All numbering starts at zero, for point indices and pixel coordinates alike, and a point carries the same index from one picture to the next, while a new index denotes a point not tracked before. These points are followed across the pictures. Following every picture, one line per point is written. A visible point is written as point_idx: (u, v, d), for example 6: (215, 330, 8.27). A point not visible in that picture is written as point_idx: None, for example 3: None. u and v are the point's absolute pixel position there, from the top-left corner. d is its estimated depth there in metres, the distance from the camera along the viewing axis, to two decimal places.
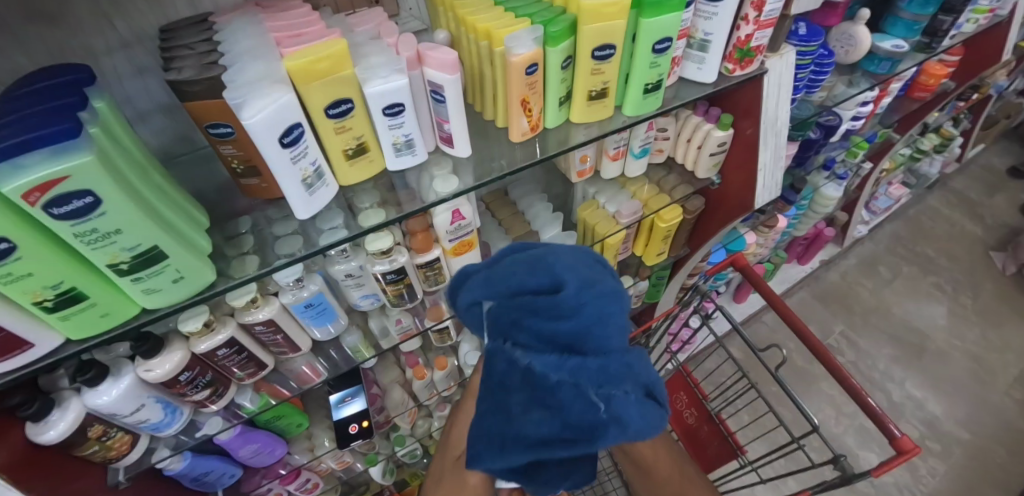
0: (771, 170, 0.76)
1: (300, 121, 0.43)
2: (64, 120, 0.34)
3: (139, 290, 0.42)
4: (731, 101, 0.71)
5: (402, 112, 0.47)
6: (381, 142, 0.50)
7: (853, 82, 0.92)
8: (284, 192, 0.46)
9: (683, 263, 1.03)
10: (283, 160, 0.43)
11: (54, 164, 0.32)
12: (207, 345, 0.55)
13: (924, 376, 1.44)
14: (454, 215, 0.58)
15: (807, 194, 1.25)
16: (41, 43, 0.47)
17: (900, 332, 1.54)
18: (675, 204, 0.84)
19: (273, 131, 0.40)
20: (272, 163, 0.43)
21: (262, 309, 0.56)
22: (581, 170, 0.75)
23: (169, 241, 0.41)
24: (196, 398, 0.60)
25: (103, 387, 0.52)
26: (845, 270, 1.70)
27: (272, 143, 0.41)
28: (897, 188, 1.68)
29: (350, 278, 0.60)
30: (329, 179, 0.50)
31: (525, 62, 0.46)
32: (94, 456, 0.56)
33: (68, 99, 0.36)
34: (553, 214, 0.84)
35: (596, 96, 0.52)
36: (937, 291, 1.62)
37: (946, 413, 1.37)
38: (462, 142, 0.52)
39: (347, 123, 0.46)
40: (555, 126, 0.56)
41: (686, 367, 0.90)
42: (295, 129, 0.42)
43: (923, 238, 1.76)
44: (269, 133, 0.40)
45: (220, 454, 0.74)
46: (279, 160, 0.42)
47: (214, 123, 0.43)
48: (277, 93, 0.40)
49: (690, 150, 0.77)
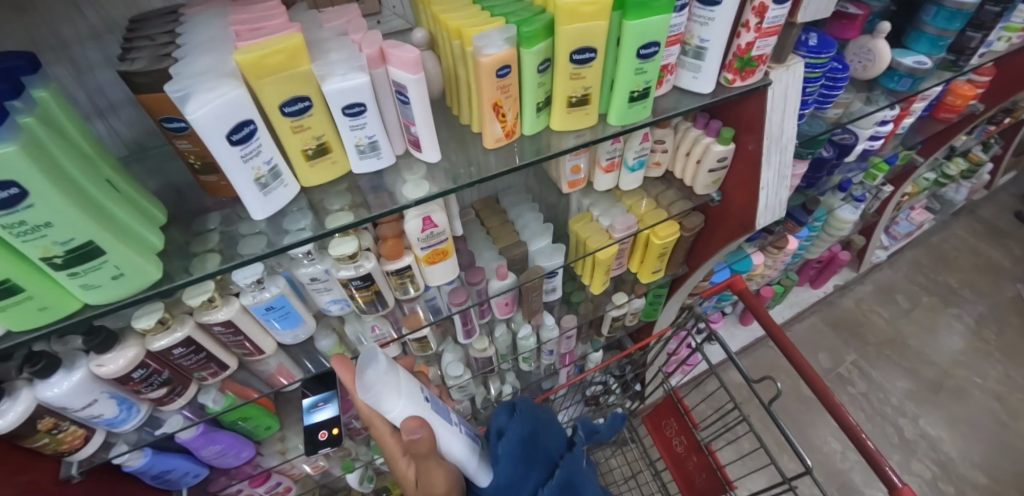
0: (774, 189, 0.71)
1: (253, 118, 0.40)
2: None
3: (76, 285, 0.40)
4: (732, 114, 0.67)
5: (363, 112, 0.45)
6: (344, 142, 0.48)
7: (871, 100, 0.86)
8: (238, 190, 0.44)
9: (682, 282, 0.98)
10: (233, 157, 0.41)
11: None
12: (164, 342, 0.53)
13: (941, 414, 1.36)
14: (425, 222, 0.56)
15: (820, 215, 1.19)
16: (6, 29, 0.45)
17: (916, 365, 1.45)
18: (672, 220, 0.79)
19: (220, 127, 0.38)
20: (221, 161, 0.41)
21: (221, 309, 0.54)
22: (573, 180, 0.71)
23: (109, 237, 0.39)
24: (152, 396, 0.58)
25: (54, 379, 0.50)
26: (861, 297, 1.62)
27: (219, 140, 0.39)
28: (920, 214, 1.60)
29: (316, 283, 0.58)
30: (287, 179, 0.48)
31: (496, 63, 0.43)
32: (44, 449, 0.54)
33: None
34: (543, 225, 0.80)
35: (576, 102, 0.49)
36: (958, 324, 1.53)
37: (961, 455, 1.29)
38: (429, 145, 0.50)
39: (306, 122, 0.44)
40: (533, 133, 0.53)
41: (677, 392, 0.85)
42: (247, 127, 0.40)
43: (946, 268, 1.67)
44: (217, 130, 0.38)
45: (183, 453, 0.72)
46: (228, 157, 0.40)
47: (165, 116, 0.41)
48: (226, 86, 0.37)
49: (689, 163, 0.73)
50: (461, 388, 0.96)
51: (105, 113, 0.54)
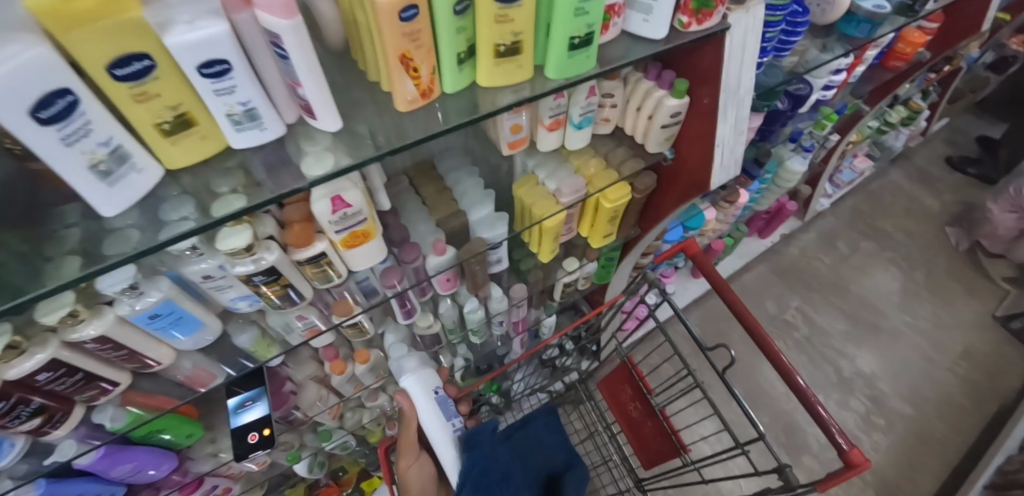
0: (730, 146, 0.66)
1: (70, 86, 0.30)
2: None
3: None
4: (686, 63, 0.60)
5: (230, 72, 0.34)
6: (211, 111, 0.38)
7: (827, 47, 0.82)
8: (69, 182, 0.34)
9: (634, 244, 0.94)
10: (52, 142, 0.30)
11: None
12: (21, 370, 0.42)
13: (875, 353, 1.45)
14: (335, 203, 0.47)
15: (771, 167, 1.17)
16: None
17: (854, 308, 1.53)
18: (623, 182, 0.73)
19: (16, 102, 0.27)
20: (34, 148, 0.30)
21: (90, 324, 0.44)
22: (513, 140, 0.64)
23: None
24: (24, 428, 0.48)
25: None
26: (805, 245, 1.67)
27: (21, 120, 0.28)
28: (861, 161, 1.63)
29: (209, 282, 0.49)
30: (141, 159, 0.38)
31: (399, 2, 0.33)
32: None
33: None
34: (485, 191, 0.73)
35: (506, 52, 0.41)
36: (893, 267, 1.62)
37: (892, 389, 1.39)
38: (325, 111, 0.40)
39: (151, 87, 0.34)
40: (457, 91, 0.44)
41: (631, 358, 0.83)
42: (61, 99, 0.29)
43: (883, 213, 1.74)
44: (12, 106, 0.27)
45: (90, 476, 0.64)
46: (39, 143, 0.30)
47: None
48: (12, 43, 0.26)
49: (640, 119, 0.66)
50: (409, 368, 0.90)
51: None
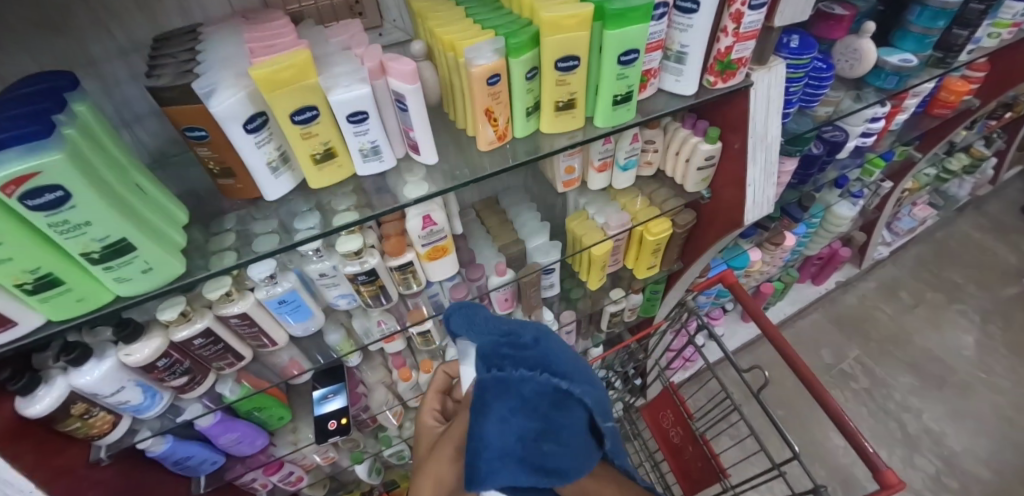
0: (762, 186, 0.74)
1: (264, 110, 0.46)
2: (38, 123, 0.37)
3: (111, 278, 0.45)
4: (718, 115, 0.70)
5: (366, 119, 0.47)
6: (348, 148, 0.50)
7: (861, 98, 0.88)
8: (252, 171, 0.50)
9: (678, 277, 1.01)
10: (248, 143, 0.46)
11: (26, 160, 0.35)
12: (185, 333, 0.57)
13: (945, 410, 1.36)
14: (425, 220, 0.59)
15: (817, 211, 1.20)
16: (47, 50, 0.50)
17: (920, 361, 1.46)
18: (664, 217, 0.83)
19: (237, 118, 0.44)
20: (239, 147, 0.46)
21: (237, 303, 0.58)
22: (568, 180, 0.76)
23: (137, 234, 0.44)
24: (174, 384, 0.62)
25: (87, 367, 0.56)
26: (864, 293, 1.62)
27: (237, 129, 0.45)
28: (921, 209, 1.59)
29: (325, 278, 0.61)
30: (293, 165, 0.53)
31: (487, 72, 0.46)
32: (77, 432, 0.60)
33: (46, 104, 0.39)
34: (541, 223, 0.84)
35: (564, 107, 0.53)
36: (963, 319, 1.53)
37: (964, 449, 1.29)
38: (427, 148, 0.52)
39: (314, 129, 0.47)
40: (524, 136, 0.56)
41: (673, 384, 0.87)
42: (259, 118, 0.46)
43: (949, 263, 1.67)
44: (234, 119, 0.44)
45: (202, 441, 0.76)
46: (243, 143, 0.46)
47: (188, 125, 0.46)
48: (241, 84, 0.43)
49: (679, 162, 0.76)
50: None
51: (131, 124, 0.59)
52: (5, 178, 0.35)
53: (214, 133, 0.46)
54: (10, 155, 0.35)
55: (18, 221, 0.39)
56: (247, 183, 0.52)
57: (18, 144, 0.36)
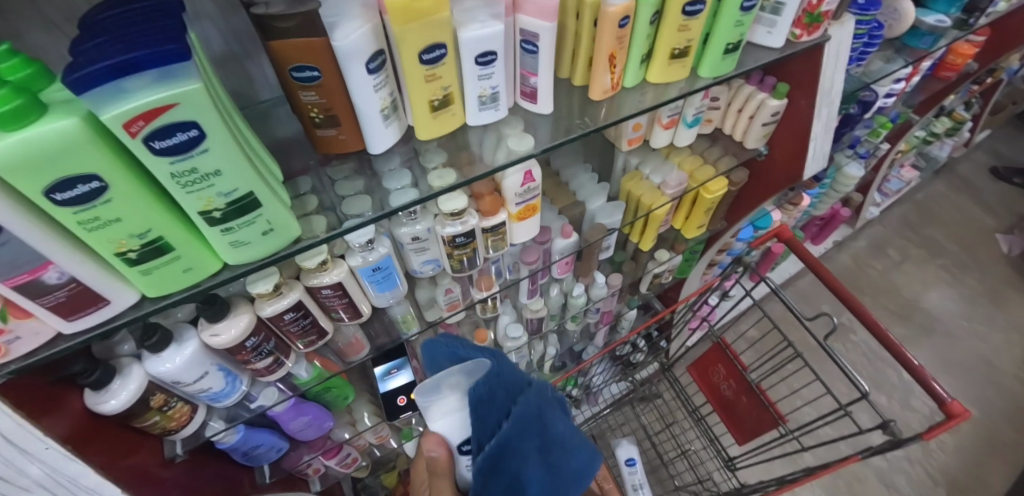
0: (821, 140, 0.77)
1: (381, 48, 0.42)
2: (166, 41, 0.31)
3: (227, 242, 0.40)
4: (786, 70, 0.71)
5: (493, 61, 0.45)
6: (467, 94, 0.47)
7: (891, 59, 0.91)
8: (362, 119, 0.46)
9: (718, 238, 1.03)
10: (366, 85, 0.43)
11: (160, 90, 0.30)
12: (274, 309, 0.53)
13: (934, 356, 1.50)
14: (525, 176, 0.57)
15: (830, 172, 1.25)
16: None
17: (910, 313, 1.59)
18: (721, 176, 0.83)
19: (359, 56, 0.40)
20: (356, 90, 0.43)
21: (331, 272, 0.54)
22: (632, 138, 0.75)
23: (263, 190, 0.39)
24: (258, 366, 0.58)
25: (167, 353, 0.51)
26: (856, 252, 1.73)
27: (358, 68, 0.41)
28: (907, 171, 1.70)
29: (416, 242, 0.59)
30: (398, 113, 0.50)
31: (621, 13, 0.45)
32: (155, 427, 0.56)
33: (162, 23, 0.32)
34: (598, 185, 0.83)
35: (678, 55, 0.52)
36: (944, 274, 1.67)
37: (954, 391, 1.44)
38: (546, 96, 0.50)
39: (437, 71, 0.44)
40: (632, 85, 0.55)
41: (725, 339, 0.91)
42: (377, 57, 0.42)
43: (931, 222, 1.80)
44: (356, 56, 0.40)
45: (271, 427, 0.73)
46: (364, 85, 0.42)
47: (299, 65, 0.40)
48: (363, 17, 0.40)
49: (741, 120, 0.78)
50: (514, 351, 0.99)
51: None
52: (135, 111, 0.29)
53: (326, 73, 0.42)
54: (141, 83, 0.30)
55: (131, 171, 0.33)
56: (351, 134, 0.48)
57: (149, 67, 0.30)
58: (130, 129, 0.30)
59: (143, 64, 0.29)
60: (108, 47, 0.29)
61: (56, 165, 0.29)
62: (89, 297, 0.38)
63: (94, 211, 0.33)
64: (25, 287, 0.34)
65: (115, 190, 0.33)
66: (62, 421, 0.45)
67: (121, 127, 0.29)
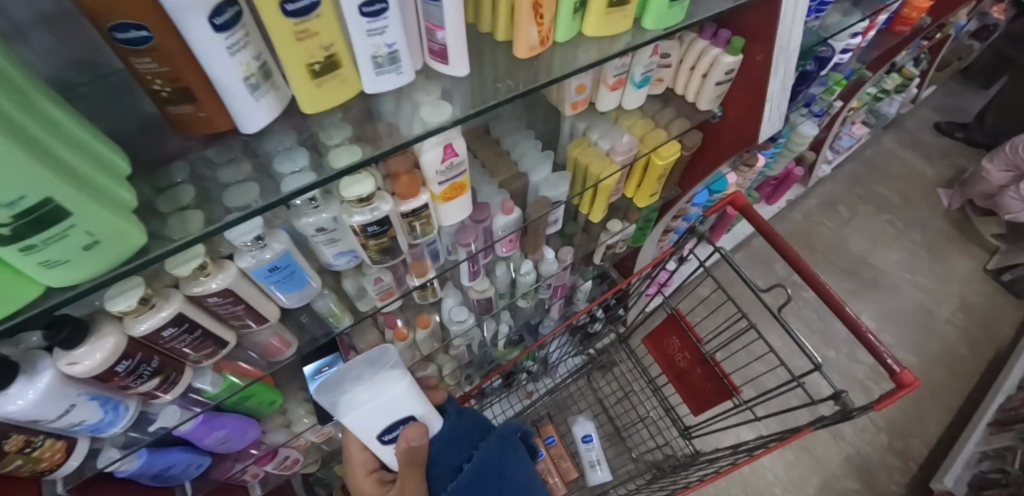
0: (778, 100, 0.71)
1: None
2: None
3: (34, 263, 0.31)
4: (742, 22, 0.65)
5: (384, 12, 0.35)
6: (357, 54, 0.38)
7: (848, 11, 0.86)
8: (222, 90, 0.36)
9: (672, 205, 0.99)
10: (217, 47, 0.33)
11: None
12: (150, 324, 0.44)
13: (878, 309, 1.56)
14: (446, 151, 0.49)
15: (785, 132, 1.22)
16: None
17: (857, 268, 1.63)
18: (674, 140, 0.77)
19: (199, 8, 0.30)
20: (204, 56, 0.33)
21: (215, 277, 0.45)
22: (576, 100, 0.68)
23: (72, 193, 0.29)
24: (142, 389, 0.50)
25: (15, 388, 0.41)
26: (808, 210, 1.75)
27: (200, 24, 0.31)
28: (857, 128, 1.71)
29: (322, 234, 0.50)
30: (275, 81, 0.40)
31: None
32: (20, 471, 0.46)
33: None
34: (542, 153, 0.76)
35: (617, 2, 0.44)
36: (890, 228, 1.72)
37: (896, 341, 1.50)
38: (459, 58, 0.41)
39: (311, 26, 0.34)
40: (565, 41, 0.47)
41: (679, 310, 0.88)
42: (227, 9, 0.32)
43: (879, 178, 1.83)
44: (194, 8, 0.30)
45: (184, 445, 0.65)
46: (211, 48, 0.32)
47: (116, 21, 0.30)
48: None
49: (694, 78, 0.71)
50: (463, 335, 0.94)
51: None
52: None
53: (161, 33, 0.31)
54: None
55: None
56: (214, 110, 0.38)
57: None
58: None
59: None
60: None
61: None
62: None
63: None
64: None
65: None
66: None
67: None
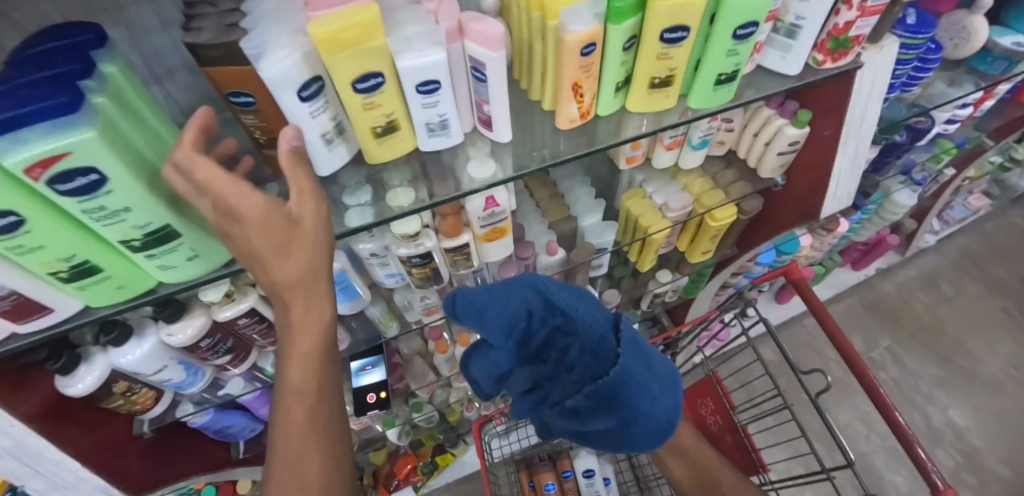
0: (847, 177, 0.69)
1: (320, 74, 0.39)
2: (62, 92, 0.30)
3: (154, 265, 0.40)
4: (811, 96, 0.63)
5: (438, 89, 0.41)
6: (413, 120, 0.44)
7: (955, 82, 0.77)
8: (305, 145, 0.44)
9: (729, 263, 0.96)
10: (303, 113, 0.40)
11: (54, 139, 0.29)
12: (229, 313, 0.54)
13: (970, 406, 1.36)
14: (488, 201, 0.54)
15: (875, 199, 1.12)
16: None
17: (951, 355, 1.44)
18: (731, 204, 0.77)
19: (292, 84, 0.37)
20: (293, 117, 0.40)
21: None
22: (632, 156, 0.70)
23: (182, 221, 0.39)
24: (217, 362, 0.60)
25: (127, 347, 0.53)
26: (902, 282, 1.57)
27: (292, 97, 0.38)
28: (977, 199, 1.51)
29: (375, 257, 0.57)
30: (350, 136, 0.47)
31: (582, 41, 0.39)
32: (121, 408, 0.60)
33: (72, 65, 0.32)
34: (595, 201, 0.79)
35: (659, 84, 0.46)
36: (1002, 316, 1.50)
37: (988, 447, 1.31)
38: (502, 124, 0.46)
39: (377, 99, 0.41)
40: (606, 113, 0.50)
41: (717, 373, 0.88)
42: (315, 83, 0.39)
43: (997, 256, 1.60)
44: (289, 84, 0.37)
45: (244, 411, 0.77)
46: (299, 114, 0.39)
47: (233, 90, 0.39)
48: (297, 44, 0.37)
49: (757, 145, 0.70)
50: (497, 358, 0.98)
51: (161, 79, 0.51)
52: (30, 160, 0.29)
53: (263, 99, 0.40)
54: (37, 132, 0.29)
55: (45, 202, 0.33)
56: None
57: (40, 119, 0.29)
58: (30, 175, 0.29)
59: (32, 117, 0.29)
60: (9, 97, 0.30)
61: None
62: (30, 306, 0.40)
63: (18, 239, 0.33)
64: None
65: (32, 223, 0.33)
66: (26, 402, 0.49)
67: (21, 172, 0.29)
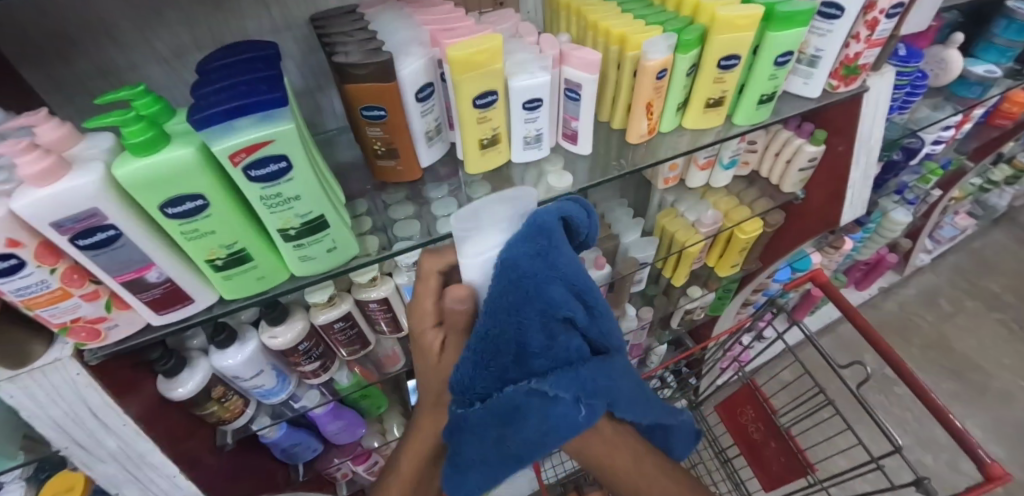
0: (860, 187, 0.78)
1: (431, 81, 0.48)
2: (262, 92, 0.36)
3: (297, 255, 0.46)
4: (824, 118, 0.73)
5: (539, 107, 0.49)
6: (512, 135, 0.52)
7: (939, 106, 0.89)
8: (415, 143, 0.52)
9: (752, 278, 1.03)
10: (416, 112, 0.49)
11: (261, 129, 0.36)
12: (328, 316, 0.59)
13: (986, 417, 1.40)
14: None
15: (874, 217, 1.22)
16: (207, 25, 0.50)
17: (960, 367, 1.50)
18: (756, 217, 0.84)
19: (414, 87, 0.46)
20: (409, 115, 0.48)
21: (378, 288, 0.60)
22: (669, 177, 0.79)
23: (332, 214, 0.45)
24: (307, 368, 0.64)
25: (231, 350, 0.57)
26: (904, 300, 1.65)
27: (412, 99, 0.47)
28: (962, 219, 1.63)
29: None
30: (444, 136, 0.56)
31: (659, 66, 0.48)
32: (212, 416, 0.62)
33: (261, 74, 0.39)
34: (633, 220, 0.85)
35: (713, 104, 0.55)
36: (1001, 329, 1.58)
37: (1009, 456, 1.33)
38: (585, 139, 0.54)
39: (489, 114, 0.48)
40: (668, 130, 0.58)
41: (755, 380, 0.91)
42: (427, 88, 0.48)
43: (988, 273, 1.70)
44: (411, 90, 0.46)
45: (308, 429, 0.79)
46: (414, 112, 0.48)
47: (369, 105, 0.45)
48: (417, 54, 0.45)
49: (778, 163, 0.79)
50: None
51: None
52: (240, 145, 0.35)
53: (392, 112, 0.46)
54: (248, 122, 0.35)
55: (227, 188, 0.39)
56: (409, 165, 0.53)
57: (255, 110, 0.36)
58: (234, 160, 0.36)
59: (252, 109, 0.35)
60: (224, 95, 0.36)
61: (172, 184, 0.35)
62: (177, 295, 0.44)
63: (198, 223, 0.39)
64: (132, 282, 0.41)
65: (213, 207, 0.38)
66: (135, 401, 0.51)
67: (227, 156, 0.35)
